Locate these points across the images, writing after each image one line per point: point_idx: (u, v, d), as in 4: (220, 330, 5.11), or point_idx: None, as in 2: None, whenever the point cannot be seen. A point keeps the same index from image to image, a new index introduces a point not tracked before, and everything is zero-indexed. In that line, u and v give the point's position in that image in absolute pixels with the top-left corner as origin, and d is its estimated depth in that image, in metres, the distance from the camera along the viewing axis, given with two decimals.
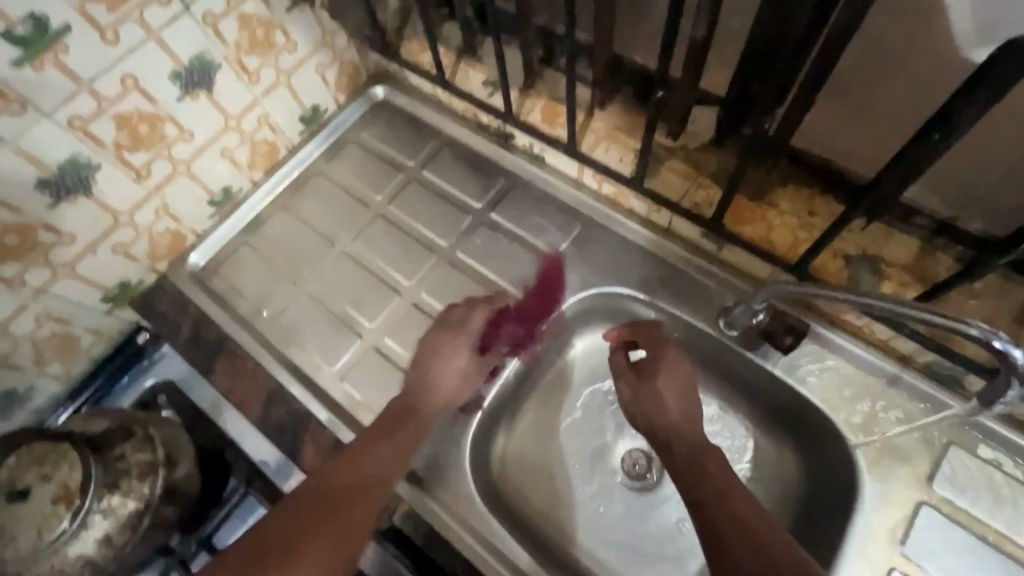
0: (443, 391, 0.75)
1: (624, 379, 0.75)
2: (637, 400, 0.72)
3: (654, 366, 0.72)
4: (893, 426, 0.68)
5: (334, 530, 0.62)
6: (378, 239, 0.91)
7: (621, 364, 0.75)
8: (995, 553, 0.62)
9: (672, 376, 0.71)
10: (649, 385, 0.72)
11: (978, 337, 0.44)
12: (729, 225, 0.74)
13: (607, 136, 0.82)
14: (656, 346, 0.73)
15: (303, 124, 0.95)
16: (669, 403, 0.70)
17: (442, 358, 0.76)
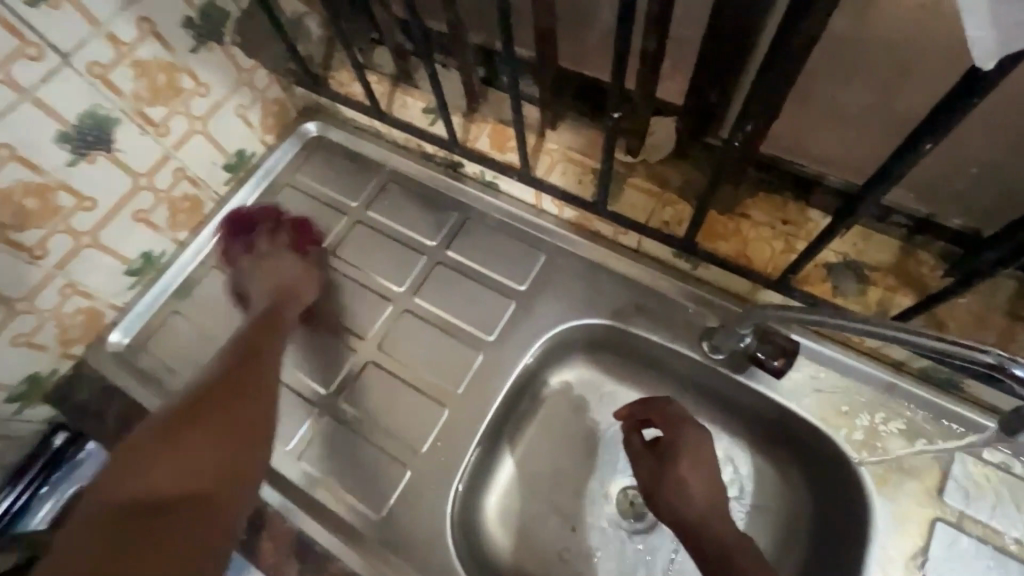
0: (298, 280, 0.78)
1: (642, 464, 0.68)
2: (657, 485, 0.66)
3: (675, 449, 0.66)
4: (896, 439, 0.64)
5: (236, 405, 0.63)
6: (326, 291, 0.82)
7: (639, 448, 0.69)
8: (1016, 564, 0.59)
9: (695, 460, 0.65)
10: (671, 470, 0.65)
11: (994, 364, 0.39)
12: (702, 243, 0.69)
13: (564, 157, 0.76)
14: (672, 426, 0.67)
15: (228, 172, 0.86)
16: (695, 491, 0.63)
17: (274, 265, 0.79)
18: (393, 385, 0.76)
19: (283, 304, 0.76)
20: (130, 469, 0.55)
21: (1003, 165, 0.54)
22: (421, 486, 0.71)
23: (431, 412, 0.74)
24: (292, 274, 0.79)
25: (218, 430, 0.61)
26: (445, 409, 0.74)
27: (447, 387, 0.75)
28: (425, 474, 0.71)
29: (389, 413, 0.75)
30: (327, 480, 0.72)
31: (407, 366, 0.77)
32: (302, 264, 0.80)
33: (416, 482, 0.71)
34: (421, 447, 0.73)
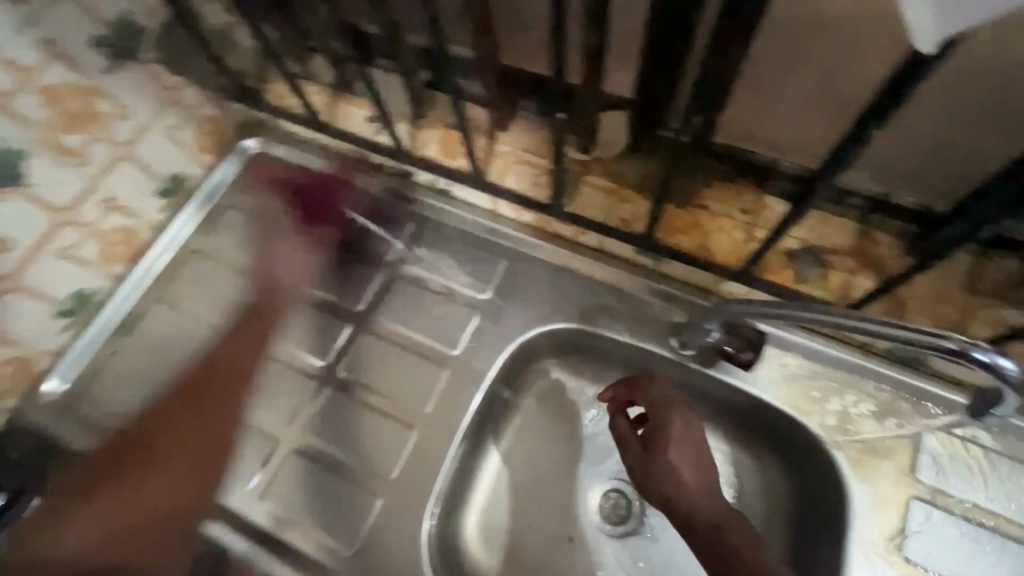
0: (293, 277, 0.78)
1: (630, 448, 0.66)
2: (646, 471, 0.63)
3: (662, 433, 0.63)
4: (868, 421, 0.64)
5: (200, 435, 0.72)
6: (280, 317, 0.78)
7: (625, 432, 0.66)
8: (989, 535, 0.59)
9: (683, 443, 0.63)
10: (659, 456, 0.63)
11: (957, 349, 0.39)
12: (663, 238, 0.68)
13: (516, 159, 0.74)
14: (659, 409, 0.64)
15: (164, 198, 0.79)
16: (686, 476, 0.61)
17: (301, 248, 0.79)
18: (357, 409, 0.73)
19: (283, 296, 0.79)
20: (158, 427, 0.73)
21: (953, 139, 0.54)
22: (394, 513, 0.68)
23: (400, 434, 0.72)
24: (300, 267, 0.79)
25: (161, 473, 0.70)
26: (413, 430, 0.72)
27: (414, 407, 0.72)
28: (398, 498, 0.69)
29: (354, 441, 0.72)
30: (298, 517, 0.69)
31: (374, 389, 0.74)
32: (308, 257, 0.79)
33: (389, 509, 0.69)
34: (391, 472, 0.70)
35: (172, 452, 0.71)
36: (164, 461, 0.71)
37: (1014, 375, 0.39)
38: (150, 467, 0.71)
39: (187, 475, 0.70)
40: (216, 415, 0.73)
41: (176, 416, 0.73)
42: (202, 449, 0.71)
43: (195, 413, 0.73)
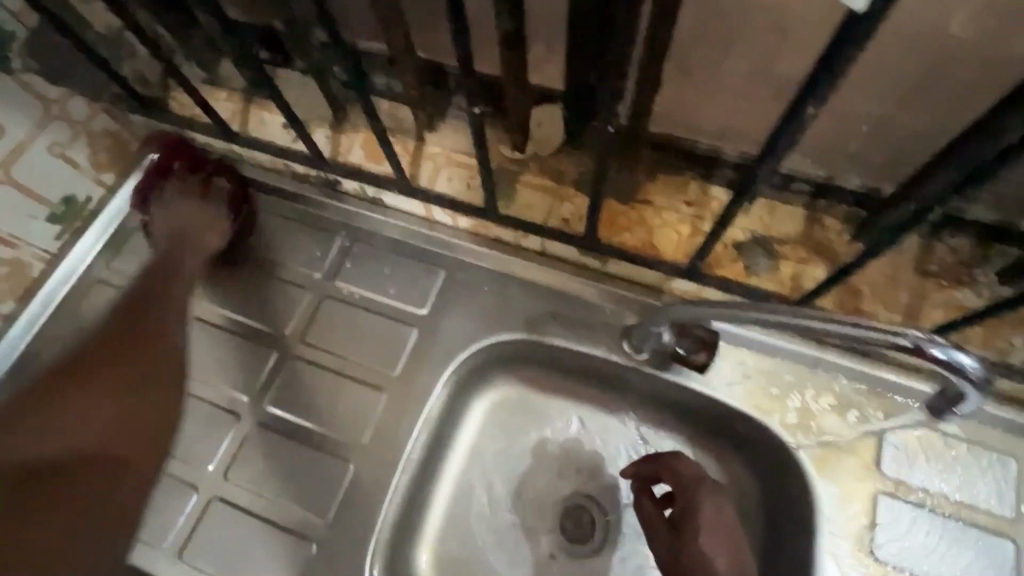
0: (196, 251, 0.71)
1: (657, 532, 0.62)
2: (676, 561, 0.59)
3: (694, 521, 0.59)
4: (829, 415, 0.61)
5: (107, 384, 0.65)
6: (198, 349, 0.71)
7: (651, 512, 0.63)
8: (960, 526, 0.57)
9: (716, 530, 0.59)
10: (691, 545, 0.59)
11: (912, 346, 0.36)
12: (606, 236, 0.64)
13: (447, 161, 0.69)
14: (688, 490, 0.60)
15: (57, 224, 0.71)
16: (721, 567, 0.57)
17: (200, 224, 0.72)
18: (288, 446, 0.67)
19: (183, 250, 0.71)
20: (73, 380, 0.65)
21: (889, 118, 0.51)
22: (330, 557, 0.62)
23: (336, 468, 0.65)
24: (211, 247, 0.71)
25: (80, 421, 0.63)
26: (349, 463, 0.65)
27: (350, 437, 0.66)
28: (336, 537, 0.63)
29: (286, 480, 0.66)
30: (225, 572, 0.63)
31: (305, 422, 0.67)
32: (212, 232, 0.71)
33: (326, 554, 0.63)
34: (325, 516, 0.64)
35: (79, 413, 0.63)
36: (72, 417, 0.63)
37: (973, 369, 0.36)
38: (56, 419, 0.62)
39: (112, 428, 0.63)
40: (137, 358, 0.66)
41: (75, 377, 0.65)
42: (118, 405, 0.64)
43: (101, 366, 0.66)
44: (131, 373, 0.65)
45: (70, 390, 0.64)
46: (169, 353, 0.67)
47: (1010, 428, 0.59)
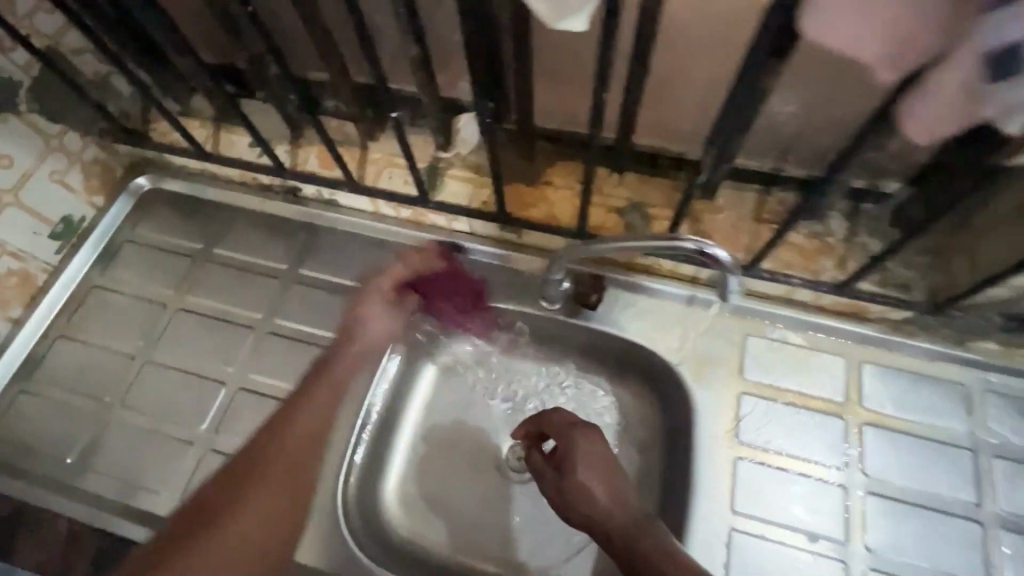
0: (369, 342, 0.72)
1: (546, 477, 0.69)
2: (563, 495, 0.66)
3: (570, 455, 0.67)
4: (700, 338, 0.77)
5: (278, 478, 0.62)
6: (185, 334, 0.82)
7: (539, 461, 0.70)
8: (804, 412, 0.72)
9: (591, 461, 0.66)
10: (571, 477, 0.66)
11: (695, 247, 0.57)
12: (516, 212, 0.80)
13: (387, 163, 0.84)
14: (563, 434, 0.69)
15: (57, 241, 0.84)
16: (596, 491, 0.64)
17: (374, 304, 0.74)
18: (266, 407, 0.77)
19: (349, 345, 0.71)
20: (250, 465, 0.62)
21: (708, 104, 0.68)
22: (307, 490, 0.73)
23: None
24: (387, 325, 0.74)
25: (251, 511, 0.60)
26: None
27: None
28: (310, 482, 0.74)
29: None
30: None
31: (281, 386, 0.78)
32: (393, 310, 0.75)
33: None
34: None
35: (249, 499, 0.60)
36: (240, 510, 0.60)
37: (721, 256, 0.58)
38: (234, 512, 0.59)
39: (266, 523, 0.60)
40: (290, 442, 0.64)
41: (256, 464, 0.62)
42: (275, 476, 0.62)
43: (271, 454, 0.62)
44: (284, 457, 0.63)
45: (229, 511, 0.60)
46: (304, 435, 0.64)
47: (838, 334, 0.75)
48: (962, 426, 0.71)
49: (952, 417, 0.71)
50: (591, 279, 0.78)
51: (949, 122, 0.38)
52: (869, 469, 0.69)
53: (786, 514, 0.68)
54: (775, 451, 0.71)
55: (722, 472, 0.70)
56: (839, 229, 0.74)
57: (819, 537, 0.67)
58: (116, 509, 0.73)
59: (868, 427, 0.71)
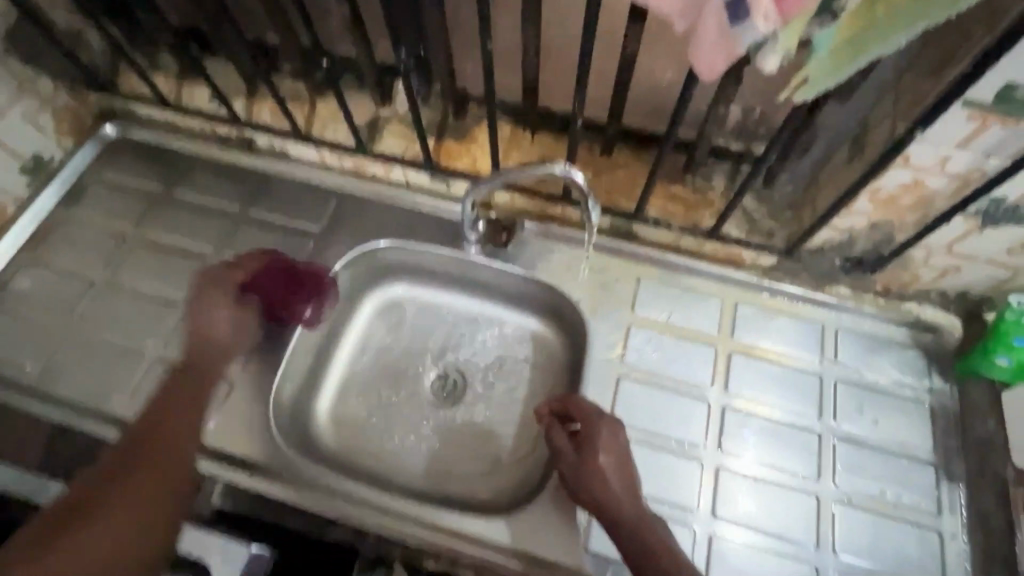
0: (219, 349, 0.79)
1: (565, 456, 0.73)
2: (580, 476, 0.71)
3: (594, 440, 0.72)
4: (599, 276, 0.88)
5: (116, 498, 0.62)
6: (143, 262, 0.91)
7: (560, 441, 0.74)
8: (680, 341, 0.84)
9: (611, 450, 0.71)
10: (590, 460, 0.71)
11: (565, 174, 0.68)
12: (444, 163, 0.91)
13: (332, 118, 0.94)
14: (590, 420, 0.73)
15: (27, 176, 0.93)
16: (612, 478, 0.69)
17: (213, 308, 0.80)
18: None
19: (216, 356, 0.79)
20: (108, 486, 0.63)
21: (600, 70, 0.79)
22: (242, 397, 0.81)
23: None
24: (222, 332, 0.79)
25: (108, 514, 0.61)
26: (260, 332, 0.86)
27: None
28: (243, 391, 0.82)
29: None
30: None
31: (224, 307, 0.87)
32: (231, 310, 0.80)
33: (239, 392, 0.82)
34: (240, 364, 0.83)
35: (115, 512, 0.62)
36: (87, 519, 0.60)
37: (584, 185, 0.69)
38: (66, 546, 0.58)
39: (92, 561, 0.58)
40: (150, 467, 0.66)
41: (105, 472, 0.65)
42: (148, 494, 0.64)
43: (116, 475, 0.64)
44: (134, 480, 0.64)
45: (67, 536, 0.59)
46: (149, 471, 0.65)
47: (717, 278, 0.87)
48: (811, 356, 0.82)
49: (804, 348, 0.83)
50: (502, 222, 0.89)
51: (721, 63, 0.47)
52: (730, 388, 0.81)
53: (660, 424, 0.78)
54: (654, 371, 0.82)
55: (607, 388, 0.81)
56: (719, 186, 0.85)
57: (686, 443, 0.77)
58: (70, 408, 0.80)
59: (735, 355, 0.83)
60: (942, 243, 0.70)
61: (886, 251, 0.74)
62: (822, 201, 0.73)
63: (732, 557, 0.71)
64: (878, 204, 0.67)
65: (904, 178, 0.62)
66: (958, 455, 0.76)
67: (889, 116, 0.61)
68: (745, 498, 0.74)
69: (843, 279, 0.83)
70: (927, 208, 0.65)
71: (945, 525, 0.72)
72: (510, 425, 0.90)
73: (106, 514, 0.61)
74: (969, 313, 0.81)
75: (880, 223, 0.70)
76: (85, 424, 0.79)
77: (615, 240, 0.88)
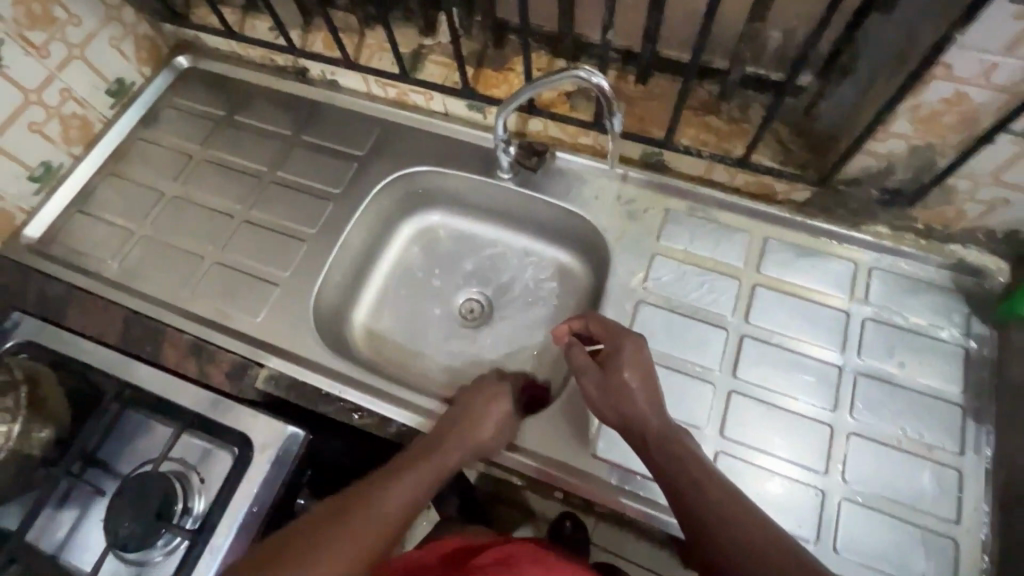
0: (465, 441, 0.71)
1: (587, 373, 0.73)
2: (604, 392, 0.71)
3: (617, 357, 0.72)
4: (626, 207, 0.89)
5: (365, 514, 0.59)
6: (207, 178, 1.00)
7: (582, 359, 0.74)
8: (703, 272, 0.84)
9: (636, 366, 0.71)
10: (615, 376, 0.71)
11: (586, 77, 0.69)
12: (481, 91, 0.92)
13: (379, 48, 0.98)
14: (615, 338, 0.74)
15: (112, 98, 1.03)
16: (637, 393, 0.69)
17: (487, 403, 0.76)
18: (262, 236, 0.94)
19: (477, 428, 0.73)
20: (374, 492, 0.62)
21: None
22: (287, 300, 0.89)
23: (292, 246, 0.93)
24: (492, 429, 0.74)
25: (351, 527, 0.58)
26: (304, 243, 0.93)
27: (305, 228, 0.94)
28: (288, 294, 0.89)
29: (258, 255, 0.93)
30: (219, 307, 0.89)
31: (274, 220, 0.95)
32: (501, 408, 0.77)
33: (284, 295, 0.89)
34: (285, 270, 0.91)
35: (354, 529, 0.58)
36: (344, 525, 0.58)
37: (606, 88, 0.69)
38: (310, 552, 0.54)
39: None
40: (417, 473, 0.66)
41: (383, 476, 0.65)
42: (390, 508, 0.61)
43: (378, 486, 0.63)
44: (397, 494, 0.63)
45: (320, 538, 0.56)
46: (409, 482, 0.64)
47: (746, 212, 0.86)
48: (841, 293, 0.81)
49: (833, 286, 0.81)
50: (534, 147, 0.92)
51: None
52: (751, 319, 0.81)
53: (677, 349, 0.80)
54: (674, 299, 0.83)
55: (626, 312, 0.83)
56: (755, 118, 0.83)
57: (701, 367, 0.78)
58: (142, 297, 0.91)
59: (759, 288, 0.82)
60: (988, 171, 0.67)
61: (927, 180, 0.72)
62: (859, 126, 0.71)
63: (737, 475, 0.72)
64: (918, 124, 0.65)
65: (946, 92, 0.60)
66: (989, 397, 0.73)
67: (936, 23, 0.58)
68: (757, 422, 0.75)
69: (881, 217, 0.81)
70: (970, 127, 0.63)
71: (965, 464, 0.70)
72: (530, 347, 0.95)
73: (348, 531, 0.57)
74: (1018, 256, 0.77)
75: (920, 147, 0.67)
76: (153, 312, 0.89)
77: (643, 172, 0.90)
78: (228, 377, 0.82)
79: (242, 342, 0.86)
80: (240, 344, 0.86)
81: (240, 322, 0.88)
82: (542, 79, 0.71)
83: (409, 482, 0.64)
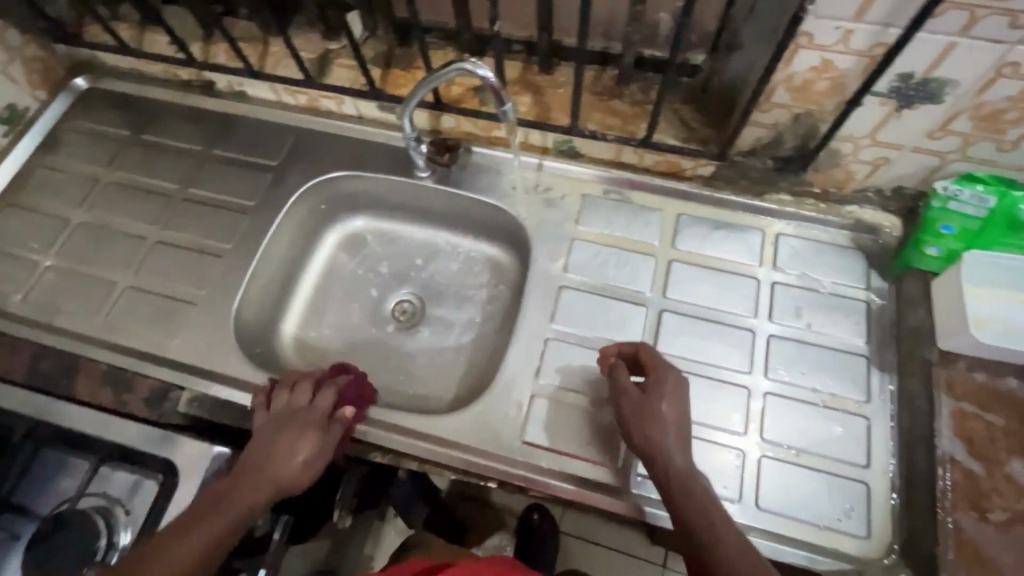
0: (276, 477, 0.65)
1: (628, 395, 0.69)
2: (636, 417, 0.67)
3: (660, 386, 0.69)
4: (543, 195, 0.90)
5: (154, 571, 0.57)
6: (114, 201, 0.96)
7: (623, 380, 0.70)
8: (621, 253, 0.86)
9: (675, 400, 0.68)
10: (653, 405, 0.67)
11: (472, 69, 0.69)
12: (390, 91, 0.92)
13: (285, 55, 0.96)
14: (660, 368, 0.70)
15: (4, 125, 0.98)
16: (670, 427, 0.65)
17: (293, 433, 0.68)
18: (178, 256, 0.91)
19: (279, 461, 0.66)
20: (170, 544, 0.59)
21: None
22: (207, 319, 0.86)
23: (210, 263, 0.91)
24: (296, 462, 0.67)
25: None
26: (221, 259, 0.91)
27: (222, 244, 0.92)
28: (207, 313, 0.87)
29: (173, 275, 0.90)
30: (135, 333, 0.86)
31: (189, 238, 0.93)
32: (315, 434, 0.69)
33: (204, 315, 0.87)
34: (202, 289, 0.89)
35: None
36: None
37: (491, 79, 0.70)
38: None
39: None
40: (218, 518, 0.61)
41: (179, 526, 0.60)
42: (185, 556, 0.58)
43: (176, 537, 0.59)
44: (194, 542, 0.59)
45: None
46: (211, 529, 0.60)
47: (659, 190, 0.89)
48: (752, 261, 0.84)
49: (745, 255, 0.84)
50: (446, 142, 0.92)
51: None
52: (669, 293, 0.83)
53: (600, 329, 0.81)
54: (594, 281, 0.84)
55: (549, 298, 0.84)
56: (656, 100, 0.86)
57: None
58: (51, 330, 0.86)
59: (675, 262, 0.85)
60: (863, 133, 0.71)
61: (813, 146, 0.76)
62: (745, 99, 0.74)
63: None
64: (794, 92, 0.69)
65: (814, 60, 0.64)
66: (892, 346, 0.78)
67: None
68: None
69: (782, 185, 0.84)
70: (841, 91, 0.67)
71: (871, 410, 0.74)
72: (464, 342, 0.95)
73: None
74: (909, 211, 0.82)
75: (802, 115, 0.72)
76: (63, 343, 0.85)
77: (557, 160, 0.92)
78: (147, 404, 0.79)
79: (161, 367, 0.83)
80: (158, 368, 0.83)
81: (158, 346, 0.85)
82: (437, 73, 0.71)
83: (199, 535, 0.59)
